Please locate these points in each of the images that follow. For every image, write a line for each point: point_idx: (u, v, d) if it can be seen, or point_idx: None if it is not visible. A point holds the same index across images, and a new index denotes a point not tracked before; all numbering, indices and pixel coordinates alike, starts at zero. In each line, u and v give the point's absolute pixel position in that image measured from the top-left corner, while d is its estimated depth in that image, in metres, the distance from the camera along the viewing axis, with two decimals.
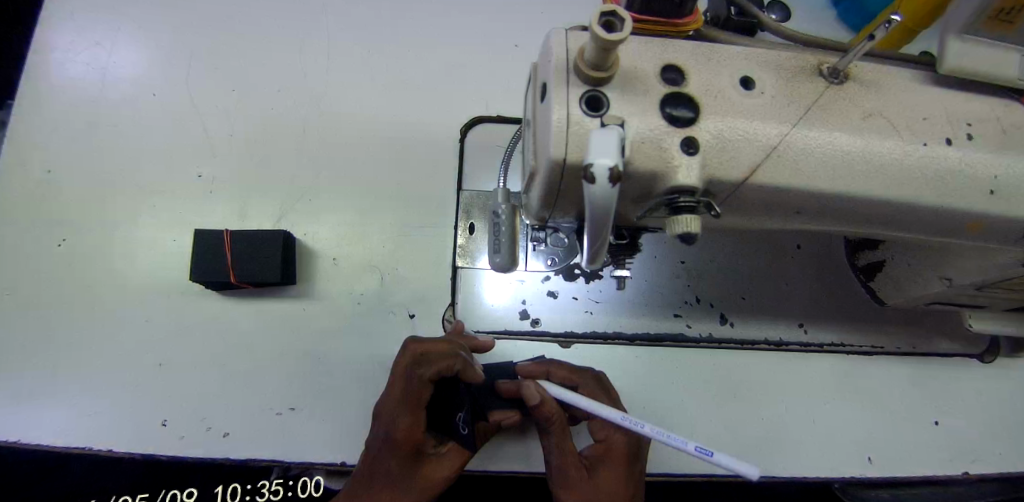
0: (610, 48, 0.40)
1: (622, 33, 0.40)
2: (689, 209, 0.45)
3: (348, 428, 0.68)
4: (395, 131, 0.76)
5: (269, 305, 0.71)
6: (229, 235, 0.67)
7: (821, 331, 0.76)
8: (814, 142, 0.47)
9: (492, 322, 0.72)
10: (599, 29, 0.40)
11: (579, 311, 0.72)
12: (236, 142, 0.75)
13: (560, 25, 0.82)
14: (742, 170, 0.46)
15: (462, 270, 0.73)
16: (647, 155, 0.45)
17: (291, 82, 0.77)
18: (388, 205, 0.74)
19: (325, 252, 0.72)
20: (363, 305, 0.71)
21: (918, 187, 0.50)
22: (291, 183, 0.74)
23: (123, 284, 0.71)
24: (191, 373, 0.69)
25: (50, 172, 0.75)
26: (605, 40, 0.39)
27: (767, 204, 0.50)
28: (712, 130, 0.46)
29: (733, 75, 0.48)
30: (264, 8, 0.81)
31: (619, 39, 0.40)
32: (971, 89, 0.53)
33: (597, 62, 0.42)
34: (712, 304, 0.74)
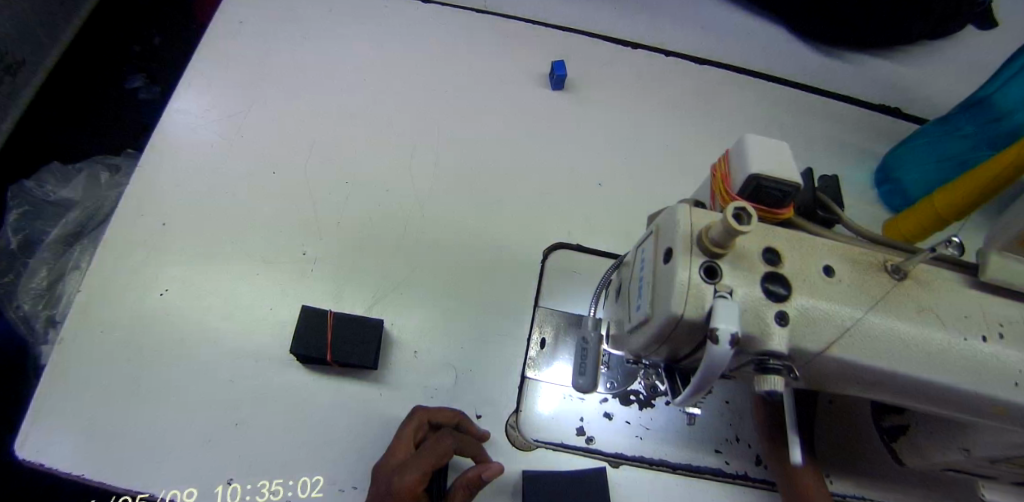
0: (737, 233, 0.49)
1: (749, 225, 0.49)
2: (775, 371, 0.53)
3: None
4: (486, 244, 0.85)
5: (348, 386, 0.75)
6: (332, 315, 0.73)
7: (844, 482, 0.82)
8: (879, 327, 0.56)
9: (548, 432, 0.77)
10: (732, 219, 0.49)
11: (630, 435, 0.78)
12: (342, 229, 0.83)
13: (638, 167, 0.93)
14: (821, 343, 0.55)
15: (529, 379, 0.79)
16: (748, 320, 0.53)
17: (399, 183, 0.86)
18: (472, 309, 0.81)
19: (406, 345, 0.77)
20: (436, 399, 0.76)
21: (960, 373, 0.58)
22: (386, 277, 0.81)
23: (216, 342, 0.76)
24: (263, 437, 0.72)
25: (165, 226, 0.81)
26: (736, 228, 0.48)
27: (833, 373, 0.58)
28: (800, 307, 0.55)
29: (818, 263, 0.57)
30: (384, 112, 0.91)
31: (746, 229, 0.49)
32: (1012, 296, 0.63)
33: (720, 241, 0.51)
34: (749, 444, 0.81)
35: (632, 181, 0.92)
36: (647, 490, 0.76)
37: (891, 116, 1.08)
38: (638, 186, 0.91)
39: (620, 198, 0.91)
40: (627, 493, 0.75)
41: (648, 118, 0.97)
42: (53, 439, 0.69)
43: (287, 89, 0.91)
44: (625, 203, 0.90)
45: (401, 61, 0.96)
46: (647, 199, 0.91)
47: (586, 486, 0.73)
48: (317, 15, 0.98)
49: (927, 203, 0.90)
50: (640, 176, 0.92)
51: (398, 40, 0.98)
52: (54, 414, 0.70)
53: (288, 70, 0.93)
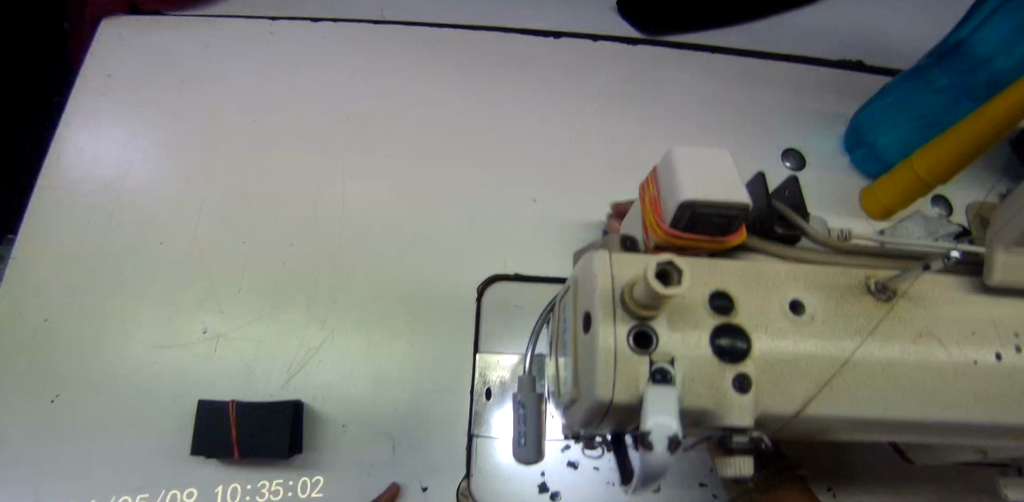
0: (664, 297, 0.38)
1: (679, 286, 0.38)
2: (741, 450, 0.42)
3: None
4: (412, 290, 0.73)
5: (269, 482, 0.65)
6: (235, 406, 0.64)
7: (848, 495, 0.74)
8: (865, 369, 0.45)
9: (508, 496, 0.67)
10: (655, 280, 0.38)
11: (600, 482, 0.69)
12: (245, 298, 0.72)
13: (580, 174, 0.83)
14: (795, 404, 0.43)
15: (478, 437, 0.69)
16: (698, 393, 0.42)
17: (304, 234, 0.75)
18: (400, 373, 0.70)
19: (333, 418, 0.68)
20: (373, 477, 0.67)
21: (979, 407, 0.46)
22: (298, 346, 0.70)
23: (113, 452, 0.64)
24: None
25: (47, 321, 0.70)
26: (660, 293, 0.37)
27: (817, 429, 0.46)
28: (764, 364, 0.44)
29: (782, 298, 0.46)
30: (281, 153, 0.80)
31: (674, 292, 0.38)
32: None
33: (647, 303, 0.41)
34: None
35: (574, 191, 0.81)
36: None
37: (853, 73, 0.98)
38: (580, 198, 0.81)
39: (562, 212, 0.79)
40: None
41: (583, 118, 0.87)
42: None
43: (168, 143, 0.80)
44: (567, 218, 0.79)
45: (295, 91, 0.84)
46: (590, 210, 0.80)
47: None
48: (195, 51, 0.86)
49: (908, 169, 0.78)
50: (582, 185, 0.82)
51: (290, 68, 0.86)
52: None
53: (169, 119, 0.81)
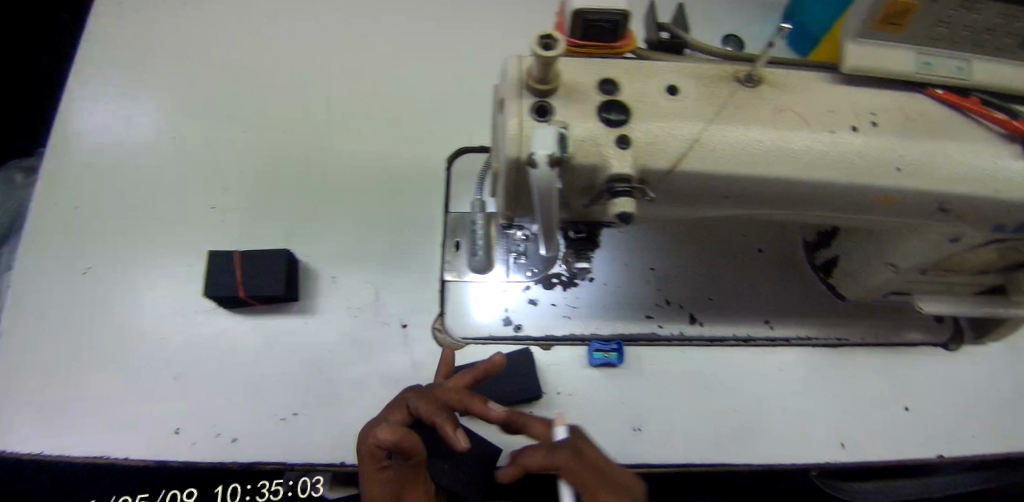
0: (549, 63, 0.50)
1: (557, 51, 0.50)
2: (624, 193, 0.54)
3: (349, 431, 0.74)
4: (387, 165, 0.84)
5: (274, 325, 0.78)
6: (239, 255, 0.76)
7: (787, 326, 0.80)
8: (730, 135, 0.56)
9: (478, 332, 0.78)
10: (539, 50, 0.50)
11: (557, 316, 0.78)
12: (245, 178, 0.83)
13: None
14: (668, 159, 0.55)
15: (450, 283, 0.79)
16: (587, 151, 0.55)
17: (292, 124, 0.86)
18: (379, 233, 0.81)
19: (324, 271, 0.79)
20: (359, 318, 0.78)
21: (829, 168, 0.58)
22: (292, 214, 0.81)
23: (144, 309, 0.78)
24: (206, 385, 0.76)
25: (77, 209, 0.82)
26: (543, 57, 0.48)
27: (696, 191, 0.58)
28: (644, 130, 0.55)
29: (661, 84, 0.57)
30: (270, 62, 0.91)
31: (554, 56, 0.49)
32: (877, 85, 0.62)
33: (541, 77, 0.53)
34: (681, 305, 0.80)
35: None
36: (580, 360, 0.77)
37: None
38: None
39: None
40: (558, 367, 0.77)
41: (533, 21, 0.99)
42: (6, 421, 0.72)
43: (173, 61, 0.91)
44: None
45: (282, 13, 0.96)
46: None
47: (517, 364, 0.75)
48: None
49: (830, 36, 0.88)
50: None
51: None
52: (7, 400, 0.73)
53: (173, 41, 0.93)
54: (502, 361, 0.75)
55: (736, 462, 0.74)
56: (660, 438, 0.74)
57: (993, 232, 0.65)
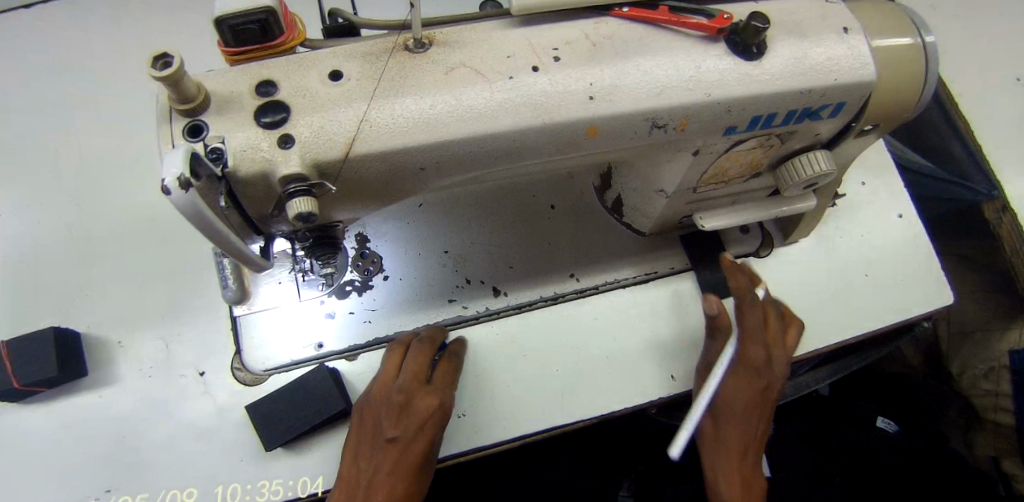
0: (183, 79, 0.47)
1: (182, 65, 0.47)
2: (301, 193, 0.52)
3: (165, 493, 0.72)
4: (155, 213, 0.80)
5: (67, 408, 0.74)
6: (5, 345, 0.71)
7: (593, 275, 0.79)
8: (397, 108, 0.53)
9: (280, 360, 0.75)
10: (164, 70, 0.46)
11: (359, 323, 0.76)
12: (7, 263, 0.78)
13: None
14: (337, 149, 0.52)
15: (241, 317, 0.76)
16: (252, 160, 0.51)
17: (47, 195, 0.81)
18: (159, 285, 0.77)
19: (109, 338, 0.76)
20: (154, 376, 0.75)
21: (518, 115, 0.55)
22: (65, 287, 0.77)
23: None
24: (4, 487, 0.72)
25: None
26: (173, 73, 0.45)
27: (387, 173, 0.55)
28: (306, 124, 0.52)
29: (322, 72, 0.55)
30: (13, 132, 0.85)
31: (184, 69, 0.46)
32: (560, 19, 0.60)
33: (181, 96, 0.49)
34: (482, 280, 0.78)
35: None
36: None
37: None
38: None
39: None
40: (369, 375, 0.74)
41: None
42: None
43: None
44: None
45: (22, 75, 0.89)
46: None
47: (316, 385, 0.71)
48: None
49: None
50: None
51: (15, 59, 0.91)
52: None
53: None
54: (303, 384, 0.71)
55: (558, 423, 0.74)
56: (482, 418, 0.74)
57: (730, 136, 0.63)
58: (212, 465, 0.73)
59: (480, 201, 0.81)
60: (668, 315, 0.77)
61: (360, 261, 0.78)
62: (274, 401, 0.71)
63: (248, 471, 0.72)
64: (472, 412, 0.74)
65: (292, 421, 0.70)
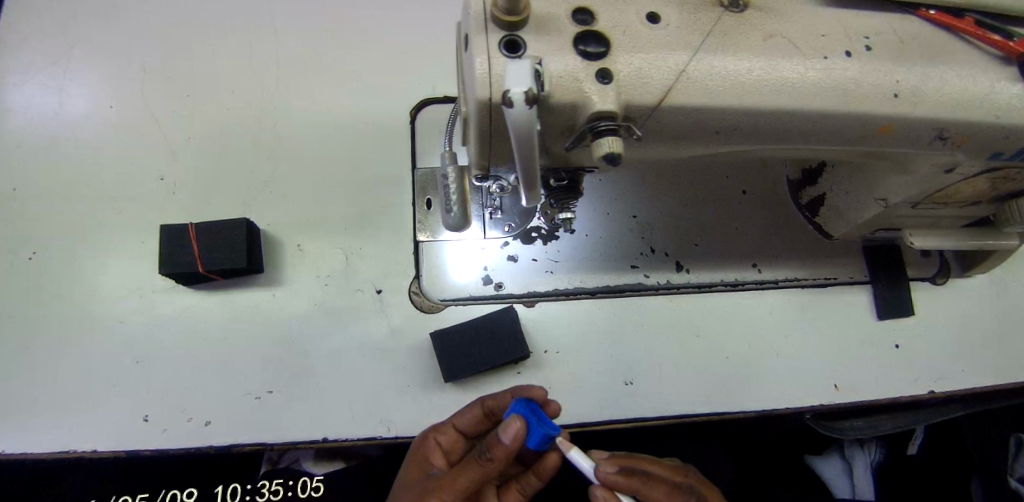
0: None
1: None
2: (610, 132, 0.50)
3: (329, 405, 0.69)
4: (347, 120, 0.77)
5: (241, 300, 0.73)
6: (194, 227, 0.69)
7: (775, 269, 0.77)
8: (719, 66, 0.52)
9: (459, 294, 0.74)
10: None
11: (540, 272, 0.74)
12: (194, 144, 0.76)
13: None
14: (655, 95, 0.51)
15: (424, 244, 0.75)
16: (566, 89, 0.49)
17: (241, 82, 0.79)
18: (345, 194, 0.75)
19: (290, 239, 0.74)
20: (331, 286, 0.73)
21: (824, 97, 0.54)
22: (248, 178, 0.75)
23: (94, 294, 0.72)
24: (172, 368, 0.70)
25: (13, 190, 0.74)
26: None
27: (681, 128, 0.54)
28: (625, 63, 0.51)
29: (640, 13, 0.54)
30: (214, 15, 0.83)
31: None
32: (860, 11, 0.59)
33: (509, 7, 0.48)
34: (666, 253, 0.75)
35: None
36: (567, 315, 0.73)
37: None
38: None
39: None
40: (541, 324, 0.72)
41: None
42: None
43: (105, 21, 0.82)
44: None
45: None
46: None
47: (502, 325, 0.70)
48: None
49: None
50: None
51: None
52: None
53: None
54: (486, 322, 0.70)
55: (726, 410, 0.70)
56: (649, 390, 0.70)
57: (990, 161, 0.61)
58: (378, 386, 0.70)
59: (676, 173, 0.78)
60: (848, 323, 0.76)
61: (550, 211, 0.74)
62: (458, 334, 0.70)
63: (412, 401, 0.70)
64: (638, 381, 0.70)
65: (466, 360, 0.69)
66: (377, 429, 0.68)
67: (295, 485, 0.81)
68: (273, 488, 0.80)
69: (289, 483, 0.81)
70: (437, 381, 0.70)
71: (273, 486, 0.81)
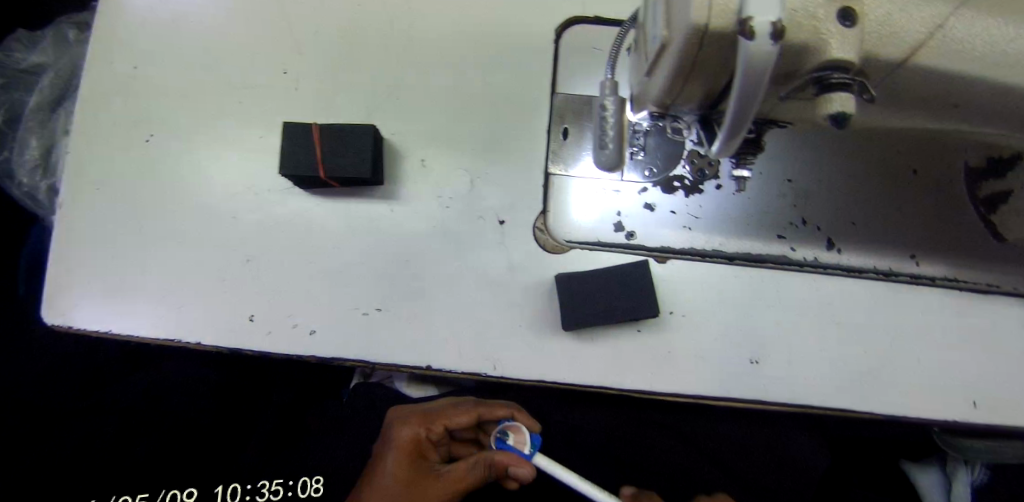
0: None
1: None
2: (841, 86, 0.42)
3: (435, 335, 0.65)
4: (483, 31, 0.70)
5: (354, 210, 0.68)
6: (317, 129, 0.64)
7: (934, 263, 0.68)
8: (979, 25, 0.43)
9: (583, 237, 0.65)
10: None
11: (677, 227, 0.65)
12: (322, 38, 0.71)
13: None
14: (901, 48, 0.43)
15: (555, 177, 0.67)
16: (800, 27, 0.40)
17: None
18: (474, 114, 0.68)
19: (413, 153, 0.68)
20: (452, 209, 0.67)
21: None
22: (374, 81, 0.70)
23: (208, 185, 0.70)
24: (280, 272, 0.68)
25: (135, 69, 0.72)
26: None
27: (909, 91, 0.46)
28: (874, 6, 0.42)
29: None
30: None
31: None
32: None
33: None
34: (819, 227, 0.66)
35: None
36: (703, 277, 0.64)
37: None
38: None
39: None
40: (670, 287, 0.63)
41: None
42: (77, 301, 0.69)
43: None
44: None
45: None
46: None
47: (631, 278, 0.62)
48: None
49: None
50: None
51: None
52: (76, 275, 0.70)
53: None
54: (611, 275, 0.63)
55: (857, 409, 0.63)
56: (778, 373, 0.63)
57: None
58: (492, 321, 0.65)
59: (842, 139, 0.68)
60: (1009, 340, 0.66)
61: (699, 158, 0.65)
62: (578, 281, 0.63)
63: (521, 342, 0.64)
64: (767, 362, 0.63)
65: (587, 313, 0.62)
66: (481, 368, 0.64)
67: (295, 485, 0.80)
68: (272, 487, 0.79)
69: (289, 482, 0.80)
70: (551, 327, 0.64)
71: (274, 485, 0.80)
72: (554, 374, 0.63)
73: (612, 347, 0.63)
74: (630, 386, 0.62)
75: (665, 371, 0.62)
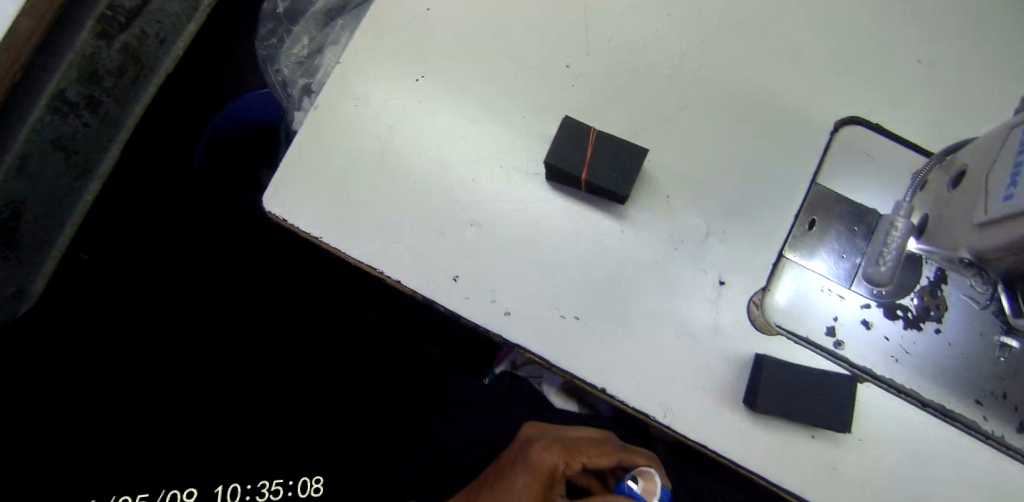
0: None
1: None
2: None
3: (621, 363, 0.67)
4: (765, 100, 0.71)
5: (586, 217, 0.70)
6: (594, 134, 0.68)
7: None
8: None
9: (793, 327, 0.67)
10: None
11: (884, 353, 0.66)
12: (612, 48, 0.73)
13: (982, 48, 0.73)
14: None
15: (786, 261, 0.68)
16: None
17: (680, 12, 0.74)
18: (730, 172, 0.70)
19: (660, 187, 0.69)
20: (679, 253, 0.68)
21: None
22: (647, 106, 0.71)
23: (459, 141, 0.72)
24: (496, 247, 0.70)
25: (430, 12, 0.76)
26: None
27: None
28: None
29: None
30: None
31: None
32: None
33: None
34: (1016, 406, 0.65)
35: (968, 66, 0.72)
36: (892, 410, 0.65)
37: None
38: (973, 73, 0.72)
39: (944, 81, 0.72)
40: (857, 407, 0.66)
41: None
42: (299, 198, 0.72)
43: None
44: (950, 87, 0.72)
45: None
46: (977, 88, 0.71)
47: (830, 385, 0.64)
48: None
49: None
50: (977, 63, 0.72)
51: None
52: (307, 175, 0.72)
53: None
54: (812, 374, 0.65)
55: None
56: None
57: None
58: (681, 371, 0.66)
59: None
60: None
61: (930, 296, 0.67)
62: (779, 370, 0.64)
63: (700, 402, 0.66)
64: None
65: (778, 404, 0.63)
66: (655, 410, 0.65)
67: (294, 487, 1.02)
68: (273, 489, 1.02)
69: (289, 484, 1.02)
70: (734, 399, 0.66)
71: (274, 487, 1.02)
72: (723, 443, 0.65)
73: (784, 441, 0.65)
74: (789, 485, 0.64)
75: (825, 485, 0.64)
